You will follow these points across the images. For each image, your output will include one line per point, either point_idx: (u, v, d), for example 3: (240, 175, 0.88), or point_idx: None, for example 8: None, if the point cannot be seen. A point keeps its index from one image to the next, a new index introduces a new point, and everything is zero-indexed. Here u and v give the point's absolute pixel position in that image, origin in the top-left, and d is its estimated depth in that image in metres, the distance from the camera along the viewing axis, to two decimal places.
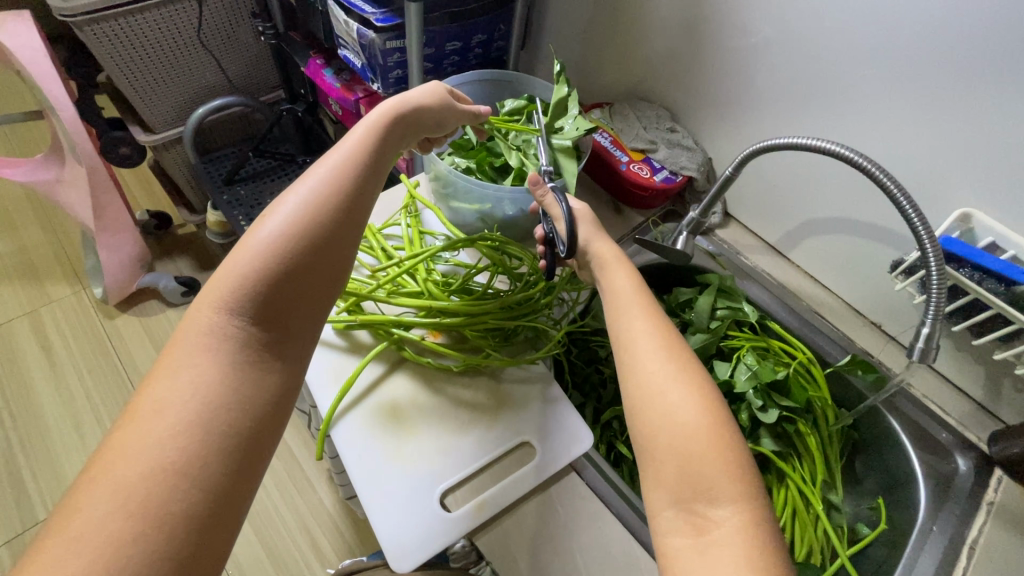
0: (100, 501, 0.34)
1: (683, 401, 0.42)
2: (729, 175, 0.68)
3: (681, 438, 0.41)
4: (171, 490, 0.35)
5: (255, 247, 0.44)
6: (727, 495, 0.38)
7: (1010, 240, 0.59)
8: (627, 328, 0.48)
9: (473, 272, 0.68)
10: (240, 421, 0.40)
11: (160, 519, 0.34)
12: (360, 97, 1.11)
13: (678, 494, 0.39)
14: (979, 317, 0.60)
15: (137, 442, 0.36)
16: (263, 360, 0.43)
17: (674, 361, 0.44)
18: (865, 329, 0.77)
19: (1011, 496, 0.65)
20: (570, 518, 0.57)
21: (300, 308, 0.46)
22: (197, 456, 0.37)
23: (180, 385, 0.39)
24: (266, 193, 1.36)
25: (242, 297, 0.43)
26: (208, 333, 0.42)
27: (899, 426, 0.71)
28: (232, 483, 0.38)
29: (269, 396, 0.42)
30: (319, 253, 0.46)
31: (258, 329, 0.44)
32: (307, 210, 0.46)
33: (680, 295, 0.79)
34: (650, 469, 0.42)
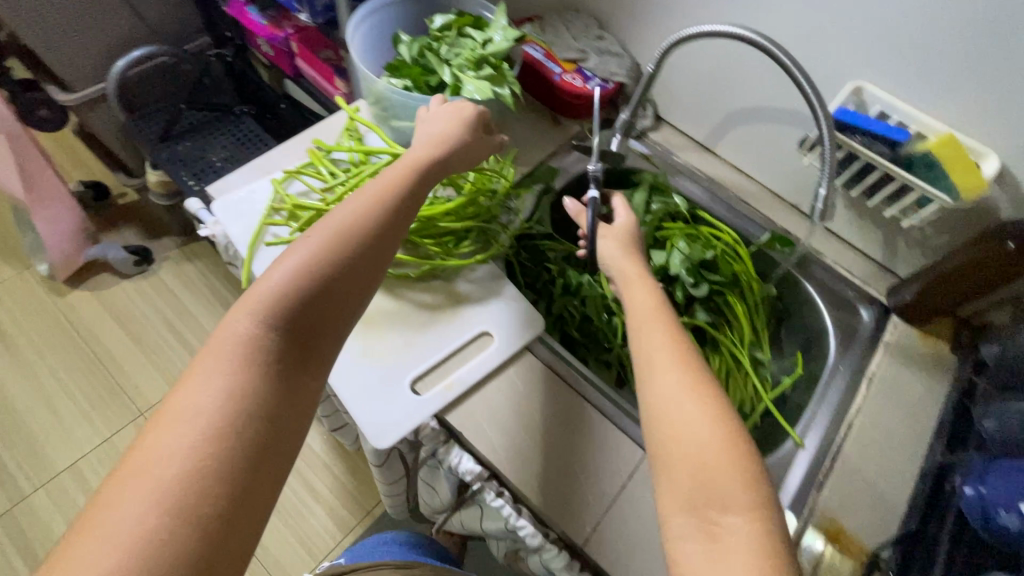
0: (136, 495, 0.37)
1: (698, 416, 0.47)
2: (652, 72, 0.73)
3: (697, 454, 0.45)
4: (201, 491, 0.38)
5: (286, 270, 0.47)
6: (740, 505, 0.43)
7: (895, 107, 0.67)
8: (646, 344, 0.53)
9: (419, 183, 0.71)
10: (266, 432, 0.42)
11: (187, 519, 0.37)
12: (290, 33, 1.08)
13: (692, 501, 0.44)
14: (871, 179, 0.68)
15: (169, 446, 0.39)
16: (286, 377, 0.45)
17: (690, 379, 0.49)
18: (784, 210, 0.85)
19: (904, 336, 0.76)
20: (528, 389, 0.65)
21: (323, 330, 0.48)
22: (226, 463, 0.40)
23: (211, 393, 0.42)
24: (209, 148, 1.32)
25: (277, 311, 0.46)
26: (239, 345, 0.44)
27: (814, 290, 0.81)
28: (255, 489, 0.40)
29: (294, 410, 0.45)
30: (342, 280, 0.49)
31: (286, 343, 0.46)
32: (336, 236, 0.49)
33: (619, 196, 0.84)
34: (665, 477, 0.46)
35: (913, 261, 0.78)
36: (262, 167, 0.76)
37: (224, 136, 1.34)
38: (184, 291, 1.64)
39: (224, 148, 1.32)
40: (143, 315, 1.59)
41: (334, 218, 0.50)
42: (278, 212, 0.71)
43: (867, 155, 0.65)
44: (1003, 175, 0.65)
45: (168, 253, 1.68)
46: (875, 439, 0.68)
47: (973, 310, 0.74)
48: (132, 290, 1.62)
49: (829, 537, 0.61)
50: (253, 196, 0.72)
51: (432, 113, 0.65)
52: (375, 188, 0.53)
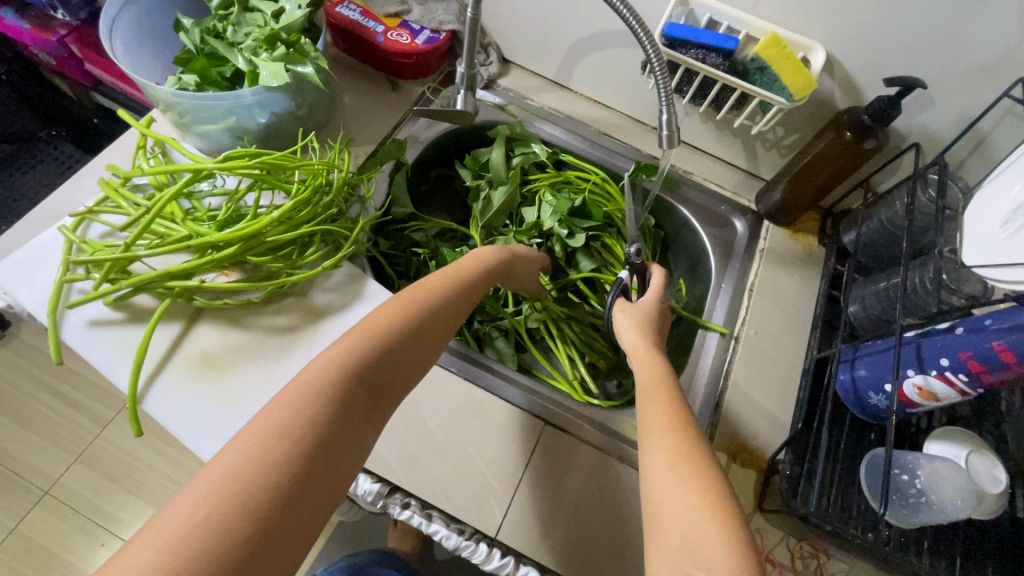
0: (193, 506, 0.33)
1: (685, 482, 0.40)
2: (472, 18, 0.68)
3: (684, 517, 0.38)
4: (259, 512, 0.34)
5: (384, 320, 0.47)
6: (723, 565, 0.35)
7: (722, 13, 0.64)
8: (646, 413, 0.49)
9: (237, 194, 0.61)
10: (332, 477, 0.39)
11: (232, 543, 0.32)
12: (64, 35, 0.89)
13: (679, 567, 0.36)
14: (714, 91, 0.66)
15: (241, 459, 0.36)
16: (363, 427, 0.42)
17: (678, 449, 0.43)
18: (647, 136, 0.83)
19: (776, 238, 0.78)
20: (414, 390, 0.61)
21: (397, 390, 0.46)
22: (287, 492, 0.36)
23: (299, 412, 0.39)
24: (22, 183, 1.17)
25: (370, 355, 0.44)
26: (332, 374, 0.42)
27: (688, 213, 0.80)
28: (295, 529, 0.35)
29: (356, 466, 0.41)
30: (418, 345, 0.48)
31: (369, 392, 0.44)
32: (427, 298, 0.50)
33: (478, 156, 0.80)
34: (655, 543, 0.39)
35: (773, 163, 0.78)
36: (47, 211, 0.64)
37: (32, 166, 1.19)
38: None
39: (42, 180, 1.18)
40: (16, 386, 1.43)
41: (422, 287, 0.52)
42: (77, 264, 0.60)
43: (704, 69, 0.63)
44: (832, 64, 0.64)
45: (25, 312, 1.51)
46: (761, 347, 0.70)
47: (834, 198, 0.78)
48: None
49: (729, 454, 0.63)
50: (38, 251, 0.60)
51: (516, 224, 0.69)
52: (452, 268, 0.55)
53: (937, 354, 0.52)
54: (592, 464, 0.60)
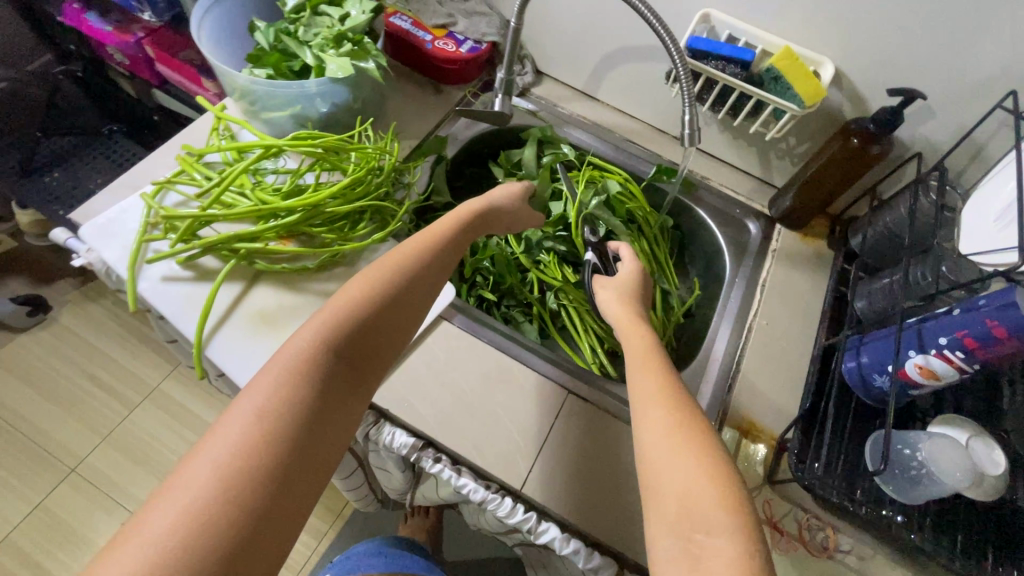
0: (186, 484, 0.37)
1: (681, 453, 0.43)
2: (516, 26, 0.74)
3: (678, 485, 0.42)
4: (245, 485, 0.37)
5: (354, 296, 0.50)
6: (722, 525, 0.38)
7: (741, 30, 0.72)
8: (638, 384, 0.51)
9: (300, 171, 0.69)
10: (313, 445, 0.42)
11: (226, 512, 0.36)
12: (141, 37, 0.99)
13: (676, 526, 0.40)
14: (732, 99, 0.73)
15: (225, 443, 0.39)
16: (343, 397, 0.46)
17: (675, 419, 0.46)
18: (668, 143, 0.89)
19: (788, 240, 0.83)
20: (449, 355, 0.67)
21: (373, 357, 0.50)
22: (269, 466, 0.39)
23: (275, 395, 0.42)
24: (83, 176, 1.24)
25: (336, 331, 0.47)
26: (306, 355, 0.45)
27: (704, 214, 0.86)
28: (289, 497, 0.39)
29: (338, 431, 0.45)
30: (389, 313, 0.51)
31: (342, 364, 0.47)
32: (399, 269, 0.53)
33: (512, 155, 0.87)
34: (652, 507, 0.42)
35: (786, 171, 0.84)
36: (128, 181, 0.71)
37: (93, 158, 1.26)
38: (95, 333, 1.55)
39: (99, 174, 1.24)
40: (53, 367, 1.50)
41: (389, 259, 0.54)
42: (155, 226, 0.67)
43: (723, 78, 0.70)
44: (840, 78, 0.71)
45: (67, 297, 1.59)
46: (772, 337, 0.75)
47: (842, 206, 0.83)
48: (31, 342, 1.52)
49: (741, 432, 0.67)
50: (122, 215, 0.68)
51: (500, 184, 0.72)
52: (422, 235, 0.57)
53: (937, 335, 0.56)
54: (612, 430, 0.64)
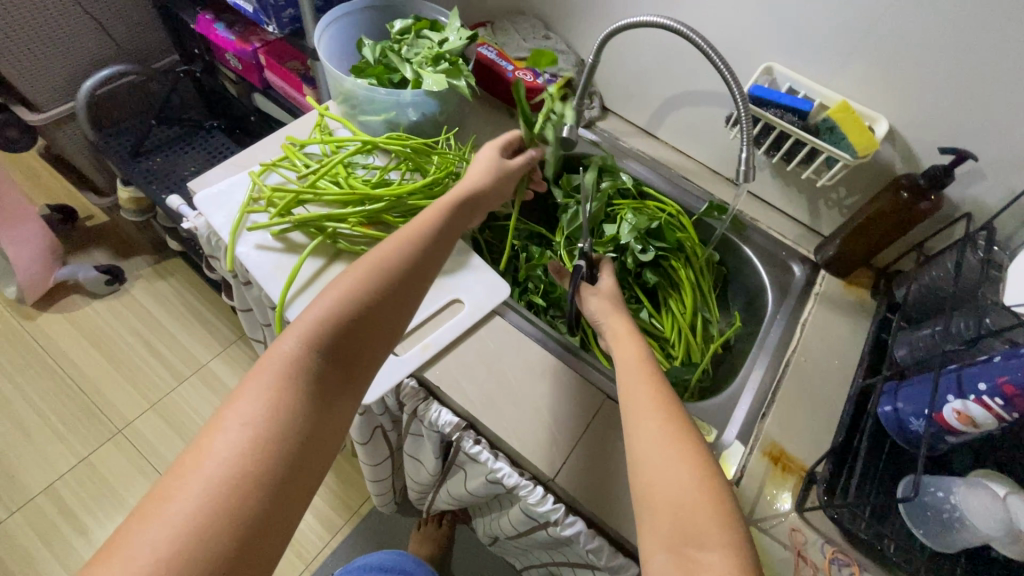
0: (184, 497, 0.41)
1: (676, 467, 0.50)
2: (592, 63, 0.81)
3: (673, 499, 0.48)
4: (240, 494, 0.42)
5: (331, 302, 0.53)
6: (715, 540, 0.45)
7: (801, 84, 0.78)
8: (634, 395, 0.57)
9: (388, 168, 0.78)
10: (302, 447, 0.47)
11: (226, 519, 0.41)
12: (257, 47, 1.13)
13: (669, 541, 0.46)
14: (788, 145, 0.78)
15: (219, 451, 0.43)
16: (328, 395, 0.50)
17: (667, 428, 0.53)
18: (721, 183, 0.94)
19: (831, 286, 0.86)
20: (497, 345, 0.71)
21: (361, 353, 0.54)
22: (261, 474, 0.44)
23: (259, 405, 0.47)
24: (181, 163, 1.36)
25: (318, 336, 0.51)
26: (289, 362, 0.49)
27: (750, 252, 0.90)
28: (284, 494, 0.44)
29: (326, 429, 0.49)
30: (376, 313, 0.55)
31: (326, 367, 0.51)
32: (381, 269, 0.56)
33: (572, 179, 0.93)
34: (648, 517, 0.49)
35: (834, 221, 0.88)
36: (238, 162, 0.82)
37: (193, 150, 1.39)
38: (159, 307, 1.67)
39: (195, 163, 1.36)
40: (117, 334, 1.61)
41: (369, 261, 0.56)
42: (257, 201, 0.76)
43: (780, 124, 0.75)
44: (892, 135, 0.76)
45: (140, 272, 1.72)
46: (809, 374, 0.76)
47: (887, 259, 0.86)
48: (103, 309, 1.65)
49: (772, 458, 0.69)
50: (231, 188, 0.77)
51: (481, 160, 0.72)
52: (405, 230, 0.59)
53: (975, 380, 0.58)
54: None
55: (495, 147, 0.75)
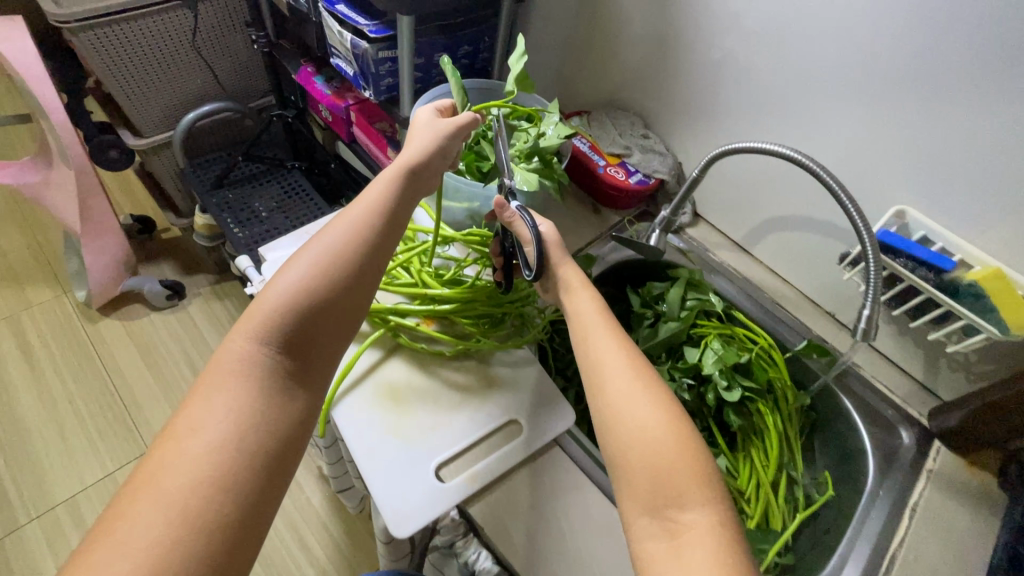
0: (145, 511, 0.42)
1: (648, 421, 0.51)
2: (695, 176, 0.75)
3: (647, 462, 0.50)
4: (200, 495, 0.44)
5: (276, 298, 0.55)
6: (694, 500, 0.47)
7: (939, 234, 0.68)
8: (597, 350, 0.58)
9: (464, 264, 0.74)
10: (261, 439, 0.49)
11: (191, 522, 0.43)
12: (351, 104, 1.14)
13: (650, 504, 0.48)
14: (914, 301, 0.68)
15: (181, 452, 0.46)
16: (284, 385, 0.54)
17: (636, 380, 0.54)
18: (821, 317, 0.84)
19: (947, 464, 0.73)
20: (551, 482, 0.63)
21: (311, 343, 0.56)
22: (225, 468, 0.46)
23: (215, 406, 0.49)
24: (256, 197, 1.37)
25: (263, 336, 0.54)
26: (241, 363, 0.52)
27: (850, 404, 0.78)
28: (256, 481, 0.48)
29: (284, 419, 0.52)
30: (325, 303, 0.57)
31: (276, 363, 0.54)
32: (324, 262, 0.58)
33: (654, 288, 0.86)
34: (626, 482, 0.50)
35: (956, 386, 0.75)
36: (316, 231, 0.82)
37: (271, 186, 1.41)
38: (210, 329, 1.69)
39: (270, 198, 1.38)
40: (166, 349, 1.62)
41: (305, 256, 0.58)
42: None
43: (911, 279, 0.66)
44: None
45: (199, 290, 1.75)
46: None
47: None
48: (158, 322, 1.67)
49: None
50: None
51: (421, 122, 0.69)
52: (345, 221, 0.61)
53: None
54: None
55: (430, 110, 0.71)
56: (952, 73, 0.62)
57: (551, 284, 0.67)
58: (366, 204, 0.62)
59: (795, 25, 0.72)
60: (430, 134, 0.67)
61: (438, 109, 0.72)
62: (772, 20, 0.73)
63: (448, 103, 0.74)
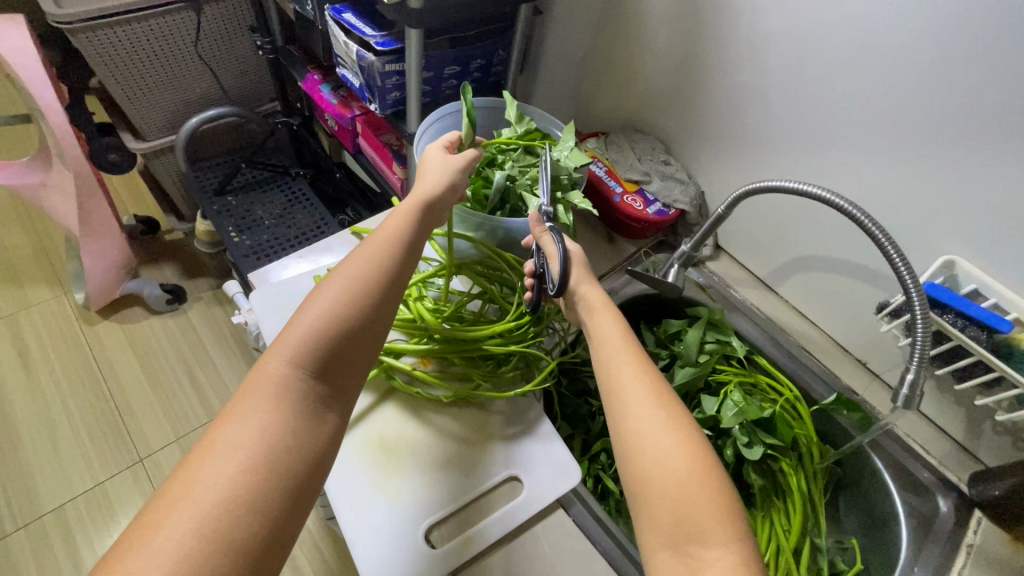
0: (175, 527, 0.37)
1: (671, 450, 0.45)
2: (722, 213, 0.69)
3: (671, 493, 0.44)
4: (234, 520, 0.39)
5: (316, 313, 0.49)
6: (717, 538, 0.41)
7: (992, 288, 0.62)
8: (616, 372, 0.52)
9: (466, 300, 0.69)
10: (300, 466, 0.44)
11: (221, 548, 0.38)
12: (357, 114, 1.09)
13: (672, 538, 0.43)
14: (962, 363, 0.62)
15: (207, 478, 0.40)
16: (320, 408, 0.47)
17: (660, 406, 0.48)
18: (850, 366, 0.78)
19: (991, 538, 0.65)
20: (554, 550, 0.57)
21: (352, 364, 0.50)
22: (252, 500, 0.40)
23: (248, 428, 0.43)
24: (258, 204, 1.31)
25: (308, 351, 0.47)
26: (276, 383, 0.46)
27: (881, 464, 0.72)
28: (285, 516, 0.41)
29: (321, 445, 0.46)
30: (366, 321, 0.50)
31: (319, 383, 0.48)
32: (367, 276, 0.52)
33: (670, 327, 0.80)
34: (645, 515, 0.44)
35: (1002, 452, 0.68)
36: (312, 258, 0.79)
37: (274, 194, 1.34)
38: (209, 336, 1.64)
39: (272, 205, 1.31)
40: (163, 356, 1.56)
41: (353, 266, 0.52)
42: None
43: (960, 338, 0.60)
44: None
45: (201, 294, 1.56)
46: None
47: None
48: (158, 327, 1.49)
49: None
50: (294, 291, 0.72)
51: (436, 155, 0.64)
52: (396, 230, 0.56)
53: None
54: None
55: (440, 144, 0.66)
56: (1014, 116, 0.56)
57: (573, 304, 0.62)
58: (404, 217, 0.57)
59: (836, 51, 0.65)
60: (459, 159, 0.63)
61: (445, 143, 0.67)
62: (812, 43, 0.67)
63: (455, 135, 0.69)
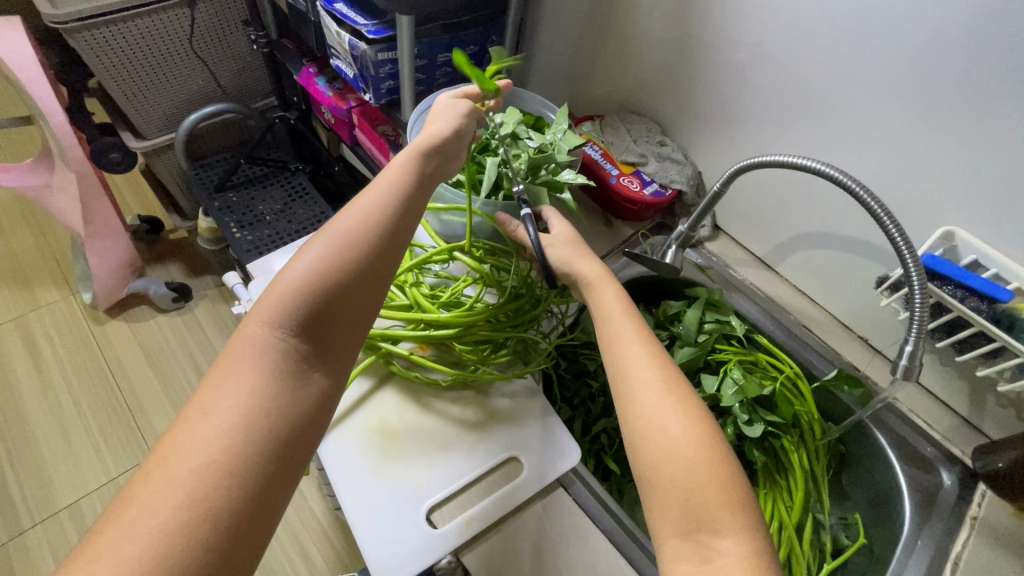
0: (157, 490, 0.38)
1: (680, 432, 0.46)
2: (717, 190, 0.69)
3: (682, 477, 0.44)
4: (214, 480, 0.40)
5: (295, 276, 0.49)
6: (728, 525, 0.42)
7: (992, 260, 0.62)
8: (623, 356, 0.52)
9: (462, 285, 0.69)
10: (284, 427, 0.44)
11: (202, 509, 0.38)
12: (352, 106, 1.09)
13: (682, 524, 0.43)
14: (962, 334, 0.62)
15: (190, 440, 0.41)
16: (303, 369, 0.48)
17: (669, 388, 0.49)
18: (852, 343, 0.77)
19: (995, 510, 0.65)
20: (553, 529, 0.57)
21: (335, 325, 0.50)
22: (236, 461, 0.41)
23: (229, 391, 0.44)
24: (258, 198, 1.32)
25: (287, 314, 0.48)
26: (257, 346, 0.47)
27: (884, 441, 0.71)
28: (268, 473, 0.42)
29: (308, 408, 0.47)
30: (346, 282, 0.50)
31: (301, 345, 0.48)
32: (347, 236, 0.51)
33: (669, 308, 0.80)
34: (655, 502, 0.45)
35: (1006, 423, 0.67)
36: None
37: (275, 188, 1.35)
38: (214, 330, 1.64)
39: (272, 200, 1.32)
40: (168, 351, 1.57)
41: (335, 227, 0.52)
42: None
43: (960, 310, 0.60)
44: None
45: (206, 291, 1.58)
46: None
47: None
48: (165, 324, 1.51)
49: None
50: None
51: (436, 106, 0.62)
52: (384, 187, 0.55)
53: None
54: None
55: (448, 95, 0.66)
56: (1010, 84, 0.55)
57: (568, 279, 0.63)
58: (392, 173, 0.56)
59: (832, 21, 0.64)
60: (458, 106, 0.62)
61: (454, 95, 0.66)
62: (806, 15, 0.66)
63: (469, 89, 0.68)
